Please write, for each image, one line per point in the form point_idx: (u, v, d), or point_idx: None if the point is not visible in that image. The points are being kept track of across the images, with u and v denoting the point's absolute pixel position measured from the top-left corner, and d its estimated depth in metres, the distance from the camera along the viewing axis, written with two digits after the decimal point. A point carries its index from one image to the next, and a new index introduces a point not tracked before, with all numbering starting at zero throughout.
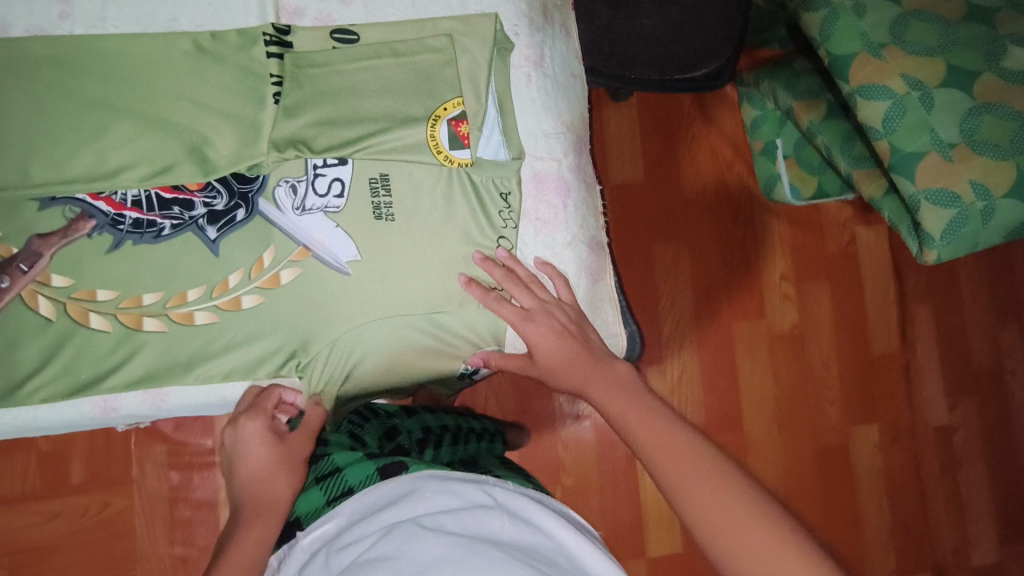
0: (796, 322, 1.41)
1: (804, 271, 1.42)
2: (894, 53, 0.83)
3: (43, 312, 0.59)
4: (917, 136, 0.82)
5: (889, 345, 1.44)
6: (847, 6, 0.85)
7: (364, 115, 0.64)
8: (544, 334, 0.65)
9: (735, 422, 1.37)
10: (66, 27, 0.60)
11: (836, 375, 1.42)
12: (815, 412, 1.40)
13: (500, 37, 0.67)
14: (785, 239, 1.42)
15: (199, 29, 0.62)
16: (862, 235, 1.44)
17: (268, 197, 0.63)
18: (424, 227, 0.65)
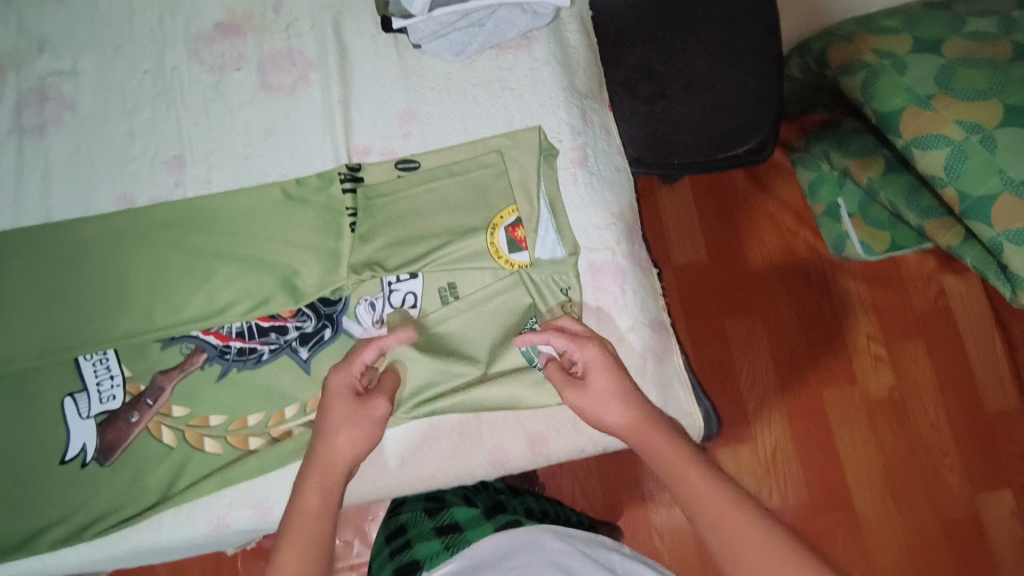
0: (893, 384, 1.33)
1: (891, 329, 1.35)
2: (945, 102, 0.85)
3: (165, 441, 0.66)
4: (986, 179, 0.83)
5: (1005, 401, 1.32)
6: (887, 66, 0.90)
7: (429, 230, 0.71)
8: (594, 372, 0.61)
9: (843, 498, 1.27)
10: (180, 191, 0.71)
11: (950, 437, 1.30)
12: (932, 481, 1.28)
13: (545, 146, 0.73)
14: (865, 298, 1.37)
15: (287, 178, 0.72)
16: (950, 285, 1.37)
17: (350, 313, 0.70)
18: (488, 326, 0.70)
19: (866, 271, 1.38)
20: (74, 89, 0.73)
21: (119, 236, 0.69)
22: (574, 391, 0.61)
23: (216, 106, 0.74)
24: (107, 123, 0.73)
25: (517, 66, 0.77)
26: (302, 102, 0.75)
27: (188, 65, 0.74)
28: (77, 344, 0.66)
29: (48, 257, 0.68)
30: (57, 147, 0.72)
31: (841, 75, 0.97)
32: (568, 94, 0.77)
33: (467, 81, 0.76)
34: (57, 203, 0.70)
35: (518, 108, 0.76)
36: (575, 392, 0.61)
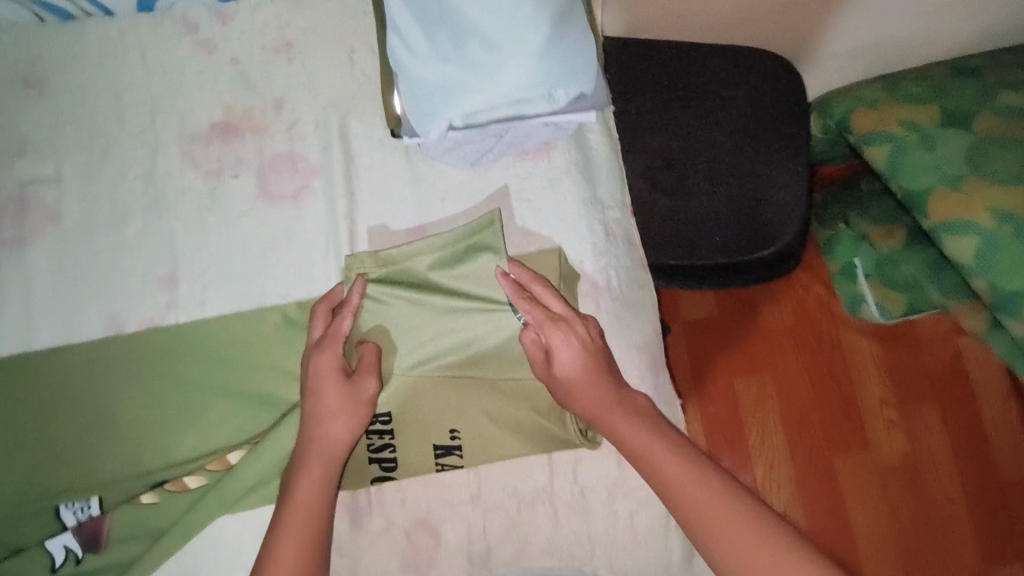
0: (906, 451, 1.29)
1: (905, 392, 1.31)
2: (974, 184, 0.80)
3: None
4: (1018, 272, 0.76)
5: (1019, 469, 1.28)
6: (914, 140, 0.85)
7: (432, 360, 0.65)
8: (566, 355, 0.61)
9: (852, 569, 1.24)
10: (171, 314, 0.66)
11: (964, 509, 1.27)
12: (943, 551, 1.25)
13: (565, 270, 0.68)
14: (879, 359, 1.32)
15: (287, 301, 0.67)
16: (967, 347, 1.33)
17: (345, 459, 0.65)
18: (498, 462, 0.66)
19: (881, 334, 1.34)
20: (58, 198, 0.67)
21: (107, 368, 0.64)
22: (541, 368, 0.63)
23: (211, 218, 0.68)
24: (93, 237, 0.67)
25: (536, 176, 0.72)
26: (305, 213, 0.69)
27: (182, 170, 0.69)
28: (62, 491, 0.61)
29: (30, 390, 0.63)
30: (41, 263, 0.66)
31: (864, 144, 0.90)
32: (590, 207, 0.72)
33: (482, 190, 0.71)
34: (40, 326, 0.65)
35: (536, 222, 0.71)
36: (544, 367, 0.63)
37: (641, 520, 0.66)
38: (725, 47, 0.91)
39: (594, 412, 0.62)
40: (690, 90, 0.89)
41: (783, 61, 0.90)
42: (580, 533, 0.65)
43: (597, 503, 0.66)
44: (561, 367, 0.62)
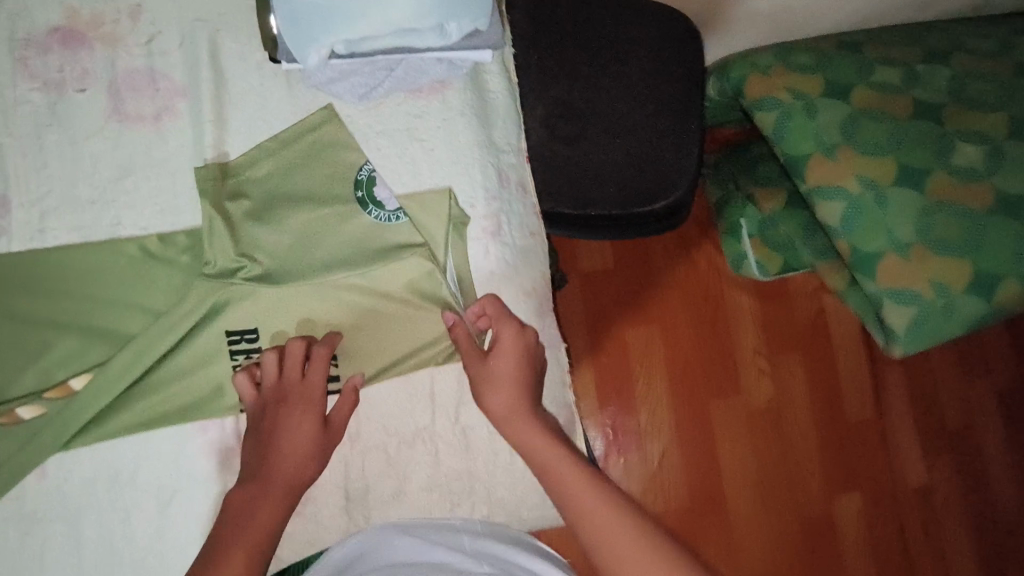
0: (771, 396, 1.39)
1: (774, 343, 1.40)
2: (847, 154, 0.83)
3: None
4: (875, 236, 0.81)
5: (863, 412, 1.40)
6: (799, 108, 0.86)
7: (311, 296, 0.63)
8: (509, 360, 0.62)
9: (717, 501, 1.35)
10: (5, 242, 0.59)
11: (818, 449, 1.39)
12: (796, 484, 1.37)
13: (455, 213, 0.67)
14: (754, 312, 1.41)
15: (146, 232, 0.61)
16: (831, 304, 1.42)
17: (212, 411, 0.61)
18: (380, 404, 0.65)
19: (760, 288, 1.41)
20: None
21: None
22: (471, 359, 0.63)
23: (51, 135, 0.60)
24: None
25: (429, 113, 0.69)
26: (168, 138, 0.62)
27: (14, 77, 0.60)
28: None
29: None
30: None
31: (754, 110, 0.90)
32: (483, 151, 0.70)
33: (370, 125, 0.67)
34: None
35: (426, 163, 0.68)
36: (474, 359, 0.63)
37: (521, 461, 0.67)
38: None
39: (520, 428, 0.61)
40: (592, 39, 0.88)
41: (682, 15, 0.90)
42: (460, 473, 0.66)
43: (479, 443, 0.66)
44: (496, 364, 0.62)
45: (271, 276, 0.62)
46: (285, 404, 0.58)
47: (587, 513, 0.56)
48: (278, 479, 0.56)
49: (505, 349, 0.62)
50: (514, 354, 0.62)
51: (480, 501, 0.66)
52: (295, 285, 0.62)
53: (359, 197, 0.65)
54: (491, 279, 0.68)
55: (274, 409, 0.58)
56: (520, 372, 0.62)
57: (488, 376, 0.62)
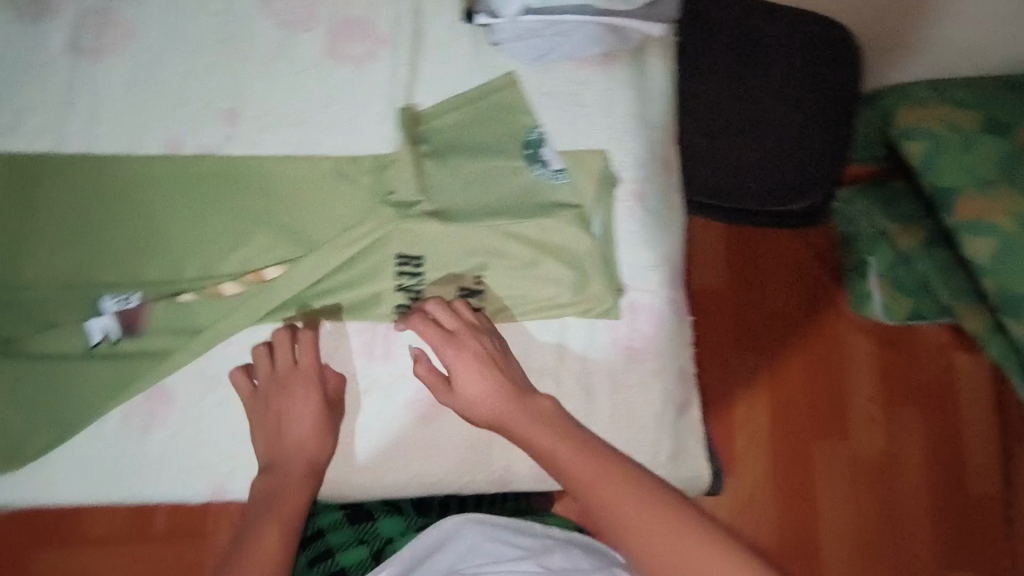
0: (882, 450, 1.21)
1: (892, 393, 1.23)
2: (1002, 191, 0.83)
3: (176, 392, 0.65)
4: None
5: (988, 489, 1.20)
6: (952, 140, 0.87)
7: (470, 230, 0.69)
8: (472, 377, 0.63)
9: (807, 556, 1.17)
10: (229, 146, 0.69)
11: (935, 535, 1.19)
12: (901, 556, 1.18)
13: (606, 172, 0.71)
14: (873, 355, 1.24)
15: (339, 154, 0.70)
16: (960, 363, 1.24)
17: (370, 317, 0.68)
18: (514, 337, 0.69)
19: (881, 337, 1.25)
20: (138, 19, 0.70)
21: (164, 181, 0.67)
22: (443, 395, 0.65)
23: (277, 64, 0.71)
24: (165, 62, 0.70)
25: (592, 82, 0.74)
26: (368, 77, 0.71)
27: (257, 14, 0.71)
28: (105, 282, 0.65)
29: (85, 187, 0.66)
30: (112, 76, 0.69)
31: (902, 140, 0.91)
32: (638, 123, 0.74)
33: (539, 88, 0.73)
34: (104, 133, 0.68)
35: (586, 126, 0.73)
36: (444, 390, 0.65)
37: (640, 418, 0.68)
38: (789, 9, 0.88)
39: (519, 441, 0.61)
40: (746, 45, 0.87)
41: (842, 31, 0.89)
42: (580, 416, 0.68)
43: (601, 391, 0.69)
44: (462, 388, 0.63)
45: (439, 207, 0.70)
46: (286, 385, 0.64)
47: (612, 504, 0.55)
48: (292, 448, 0.63)
49: (467, 366, 0.63)
50: (476, 367, 0.63)
51: None
52: (460, 220, 0.69)
53: (527, 154, 0.72)
54: (633, 241, 0.71)
55: (271, 391, 0.64)
56: (503, 389, 0.63)
57: (462, 401, 0.64)
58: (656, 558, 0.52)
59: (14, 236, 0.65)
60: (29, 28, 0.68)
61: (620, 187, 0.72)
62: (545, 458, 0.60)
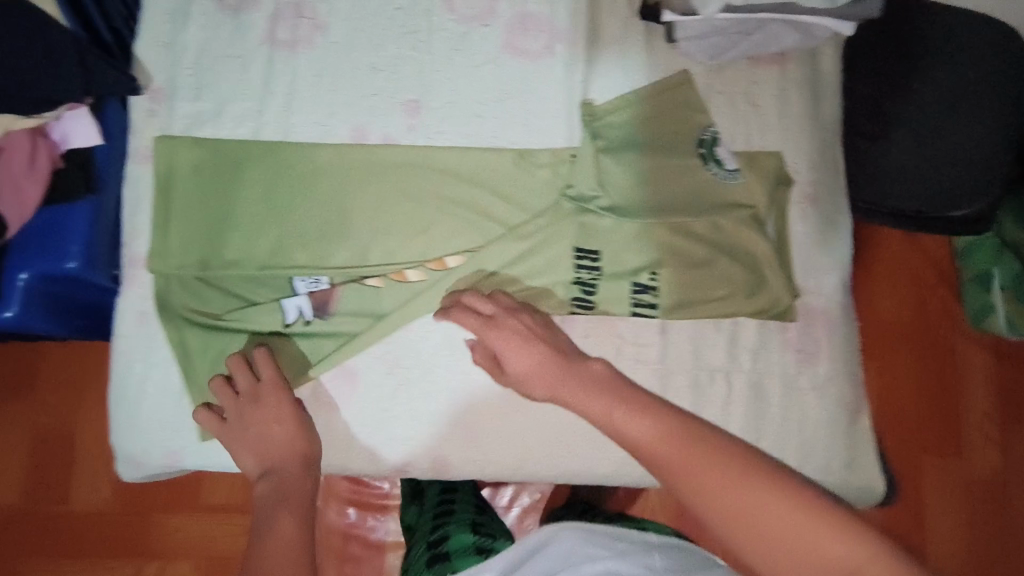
0: (998, 469, 1.09)
1: (1012, 410, 1.10)
2: None
3: (363, 369, 0.68)
4: None
5: None
6: None
7: (643, 227, 0.70)
8: (519, 351, 0.62)
9: None
10: (412, 137, 0.71)
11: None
12: None
13: (782, 174, 0.71)
14: (988, 370, 1.12)
15: (516, 147, 0.71)
16: None
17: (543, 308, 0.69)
18: (685, 333, 0.70)
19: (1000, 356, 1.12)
20: (329, 11, 0.72)
21: (352, 170, 0.70)
22: (500, 376, 0.65)
23: (458, 58, 0.72)
24: (352, 54, 0.71)
25: (766, 81, 0.73)
26: (543, 73, 0.72)
27: (440, 9, 0.73)
28: (298, 264, 0.68)
29: (278, 173, 0.69)
30: (303, 66, 0.71)
31: None
32: (811, 124, 0.73)
33: (712, 86, 0.73)
34: (297, 123, 0.71)
35: (760, 126, 0.72)
36: (496, 369, 0.65)
37: (811, 423, 0.68)
38: (964, 7, 0.85)
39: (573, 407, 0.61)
40: (903, 44, 0.84)
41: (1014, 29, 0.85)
42: (750, 417, 0.68)
43: (772, 393, 0.68)
44: (511, 363, 0.63)
45: (613, 203, 0.70)
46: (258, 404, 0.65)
47: (677, 466, 0.53)
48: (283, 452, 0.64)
49: (512, 344, 0.62)
50: (519, 338, 0.62)
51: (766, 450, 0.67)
52: (634, 216, 0.70)
53: (700, 153, 0.71)
54: (807, 243, 0.71)
55: (252, 413, 0.64)
56: (552, 357, 0.62)
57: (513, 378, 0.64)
58: (722, 504, 0.50)
59: (218, 219, 0.69)
60: (228, 19, 0.70)
61: (795, 188, 0.71)
62: (606, 424, 0.59)
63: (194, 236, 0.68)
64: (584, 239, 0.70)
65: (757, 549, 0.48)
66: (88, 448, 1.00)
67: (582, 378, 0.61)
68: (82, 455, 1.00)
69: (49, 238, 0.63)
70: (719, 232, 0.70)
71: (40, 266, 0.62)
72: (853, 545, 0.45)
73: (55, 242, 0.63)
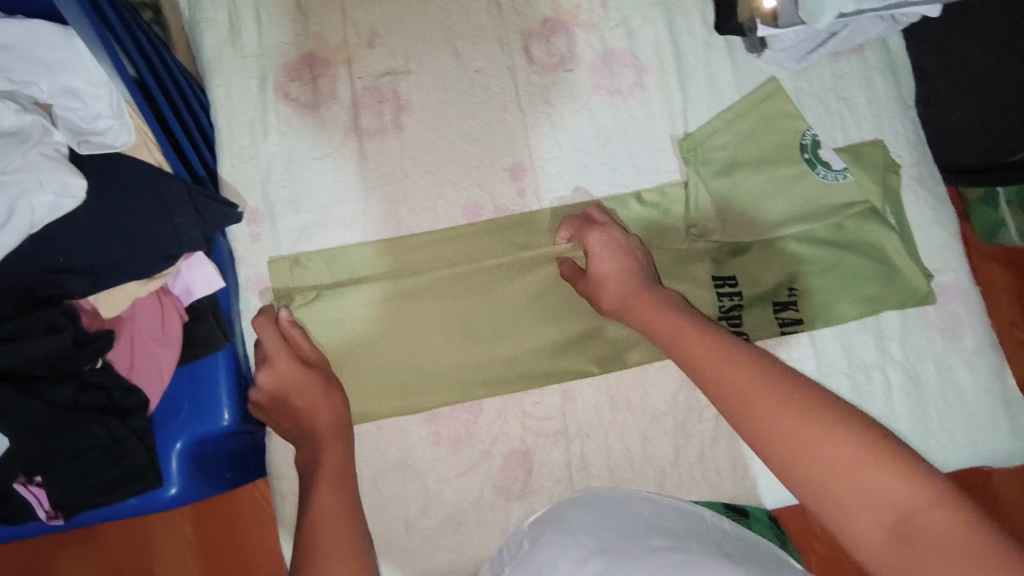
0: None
1: None
2: None
3: (534, 449, 0.66)
4: None
5: None
6: None
7: (771, 242, 0.70)
8: (605, 256, 0.61)
9: None
10: (525, 202, 0.68)
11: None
12: None
13: (889, 162, 0.72)
14: (1001, 284, 1.02)
15: (630, 189, 0.70)
16: None
17: None
18: (834, 337, 0.70)
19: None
20: (410, 89, 0.68)
21: (461, 249, 0.66)
22: (577, 277, 0.64)
23: (552, 110, 0.70)
24: (444, 129, 0.68)
25: (851, 74, 0.74)
26: (638, 108, 0.71)
27: (517, 62, 0.70)
28: (444, 359, 0.65)
29: (399, 268, 0.65)
30: (397, 152, 0.67)
31: None
32: (899, 106, 0.74)
33: (801, 89, 0.73)
34: (405, 212, 0.66)
35: (855, 120, 0.73)
36: (577, 275, 0.64)
37: (969, 395, 0.70)
38: None
39: (634, 308, 0.59)
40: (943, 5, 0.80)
41: None
42: (914, 406, 0.69)
43: (927, 376, 0.70)
44: (597, 264, 0.61)
45: (737, 225, 0.69)
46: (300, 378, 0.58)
47: (740, 393, 0.47)
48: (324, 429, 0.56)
49: (607, 262, 0.61)
50: (608, 248, 0.62)
51: (936, 432, 0.69)
52: (761, 235, 0.69)
53: (806, 159, 0.70)
54: (924, 224, 0.73)
55: (286, 380, 0.58)
56: (631, 289, 0.60)
57: (590, 280, 0.62)
58: (778, 436, 0.43)
59: (339, 332, 0.64)
60: (308, 118, 0.66)
61: (902, 171, 0.73)
62: (674, 337, 0.55)
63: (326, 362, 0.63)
64: (719, 267, 0.69)
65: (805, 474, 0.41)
66: None
67: (632, 285, 0.60)
68: None
69: (192, 400, 0.58)
70: (846, 231, 0.70)
71: (191, 432, 0.57)
72: (917, 486, 0.37)
73: (201, 403, 0.58)
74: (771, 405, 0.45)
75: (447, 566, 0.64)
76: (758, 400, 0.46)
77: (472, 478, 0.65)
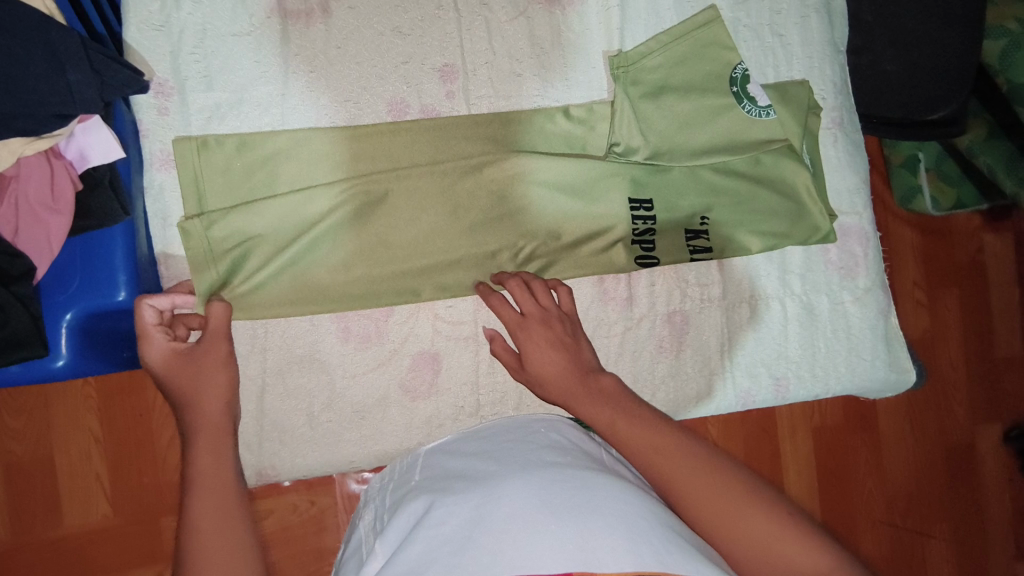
0: (924, 331, 1.07)
1: (937, 278, 1.07)
2: None
3: (444, 350, 0.67)
4: None
5: (1013, 345, 1.10)
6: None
7: (690, 170, 0.71)
8: (541, 351, 0.61)
9: (881, 480, 1.04)
10: (453, 105, 0.67)
11: (1001, 517, 1.08)
12: (947, 427, 1.07)
13: (811, 102, 0.74)
14: (912, 247, 1.07)
15: (558, 103, 0.70)
16: (989, 240, 1.10)
17: (603, 269, 0.69)
18: (739, 267, 0.73)
19: (928, 260, 1.07)
20: None
21: (382, 146, 0.65)
22: (516, 372, 0.63)
23: (488, 13, 0.68)
24: (374, 20, 0.65)
25: (788, 10, 0.75)
26: (575, 22, 0.70)
27: None
28: (351, 259, 0.64)
29: (313, 158, 0.63)
30: (321, 39, 0.64)
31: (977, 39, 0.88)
32: (829, 49, 0.76)
33: (739, 20, 0.74)
34: (326, 104, 0.64)
35: (786, 56, 0.75)
36: (517, 369, 0.63)
37: (856, 330, 0.75)
38: None
39: (573, 399, 0.59)
40: None
41: None
42: (806, 337, 0.74)
43: (821, 310, 0.74)
44: (536, 361, 0.61)
45: (655, 147, 0.70)
46: (184, 371, 0.54)
47: (678, 478, 0.47)
48: (205, 425, 0.52)
49: (539, 345, 0.61)
50: (548, 345, 0.61)
51: (820, 360, 0.74)
52: (681, 159, 0.70)
53: (734, 92, 0.71)
54: (837, 167, 0.76)
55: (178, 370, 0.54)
56: (572, 370, 0.60)
57: (532, 380, 0.62)
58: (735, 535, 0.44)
59: (239, 218, 0.61)
60: None
61: (822, 113, 0.75)
62: (609, 432, 0.54)
63: (222, 244, 0.60)
64: (638, 189, 0.70)
65: (748, 556, 0.43)
66: (69, 468, 0.80)
67: (565, 366, 0.60)
68: (62, 479, 0.80)
69: (83, 274, 0.55)
70: (761, 165, 0.72)
71: (83, 306, 0.55)
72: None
73: (95, 277, 0.55)
74: (722, 506, 0.45)
75: (350, 456, 0.66)
76: (695, 482, 0.47)
77: (379, 375, 0.66)
